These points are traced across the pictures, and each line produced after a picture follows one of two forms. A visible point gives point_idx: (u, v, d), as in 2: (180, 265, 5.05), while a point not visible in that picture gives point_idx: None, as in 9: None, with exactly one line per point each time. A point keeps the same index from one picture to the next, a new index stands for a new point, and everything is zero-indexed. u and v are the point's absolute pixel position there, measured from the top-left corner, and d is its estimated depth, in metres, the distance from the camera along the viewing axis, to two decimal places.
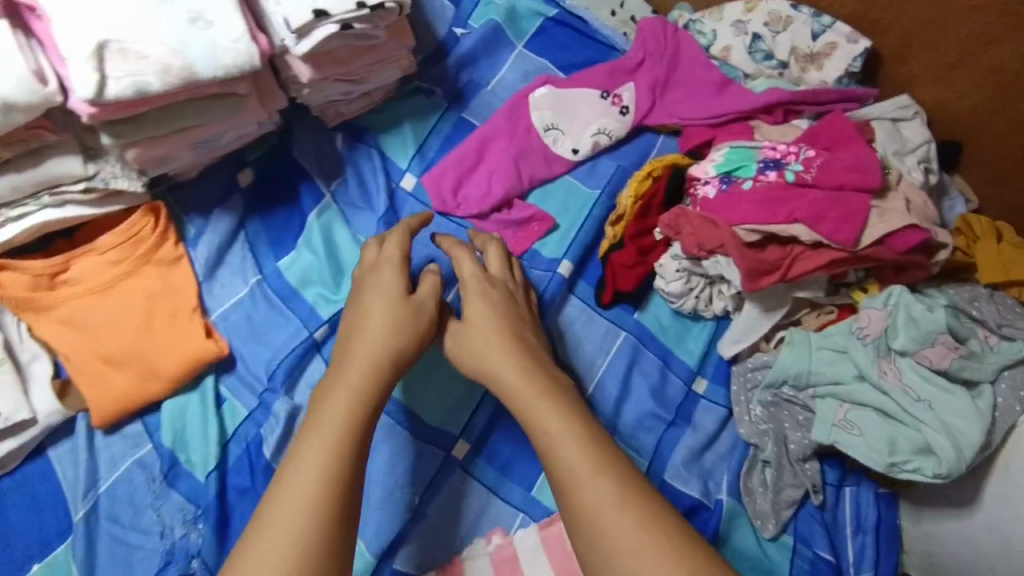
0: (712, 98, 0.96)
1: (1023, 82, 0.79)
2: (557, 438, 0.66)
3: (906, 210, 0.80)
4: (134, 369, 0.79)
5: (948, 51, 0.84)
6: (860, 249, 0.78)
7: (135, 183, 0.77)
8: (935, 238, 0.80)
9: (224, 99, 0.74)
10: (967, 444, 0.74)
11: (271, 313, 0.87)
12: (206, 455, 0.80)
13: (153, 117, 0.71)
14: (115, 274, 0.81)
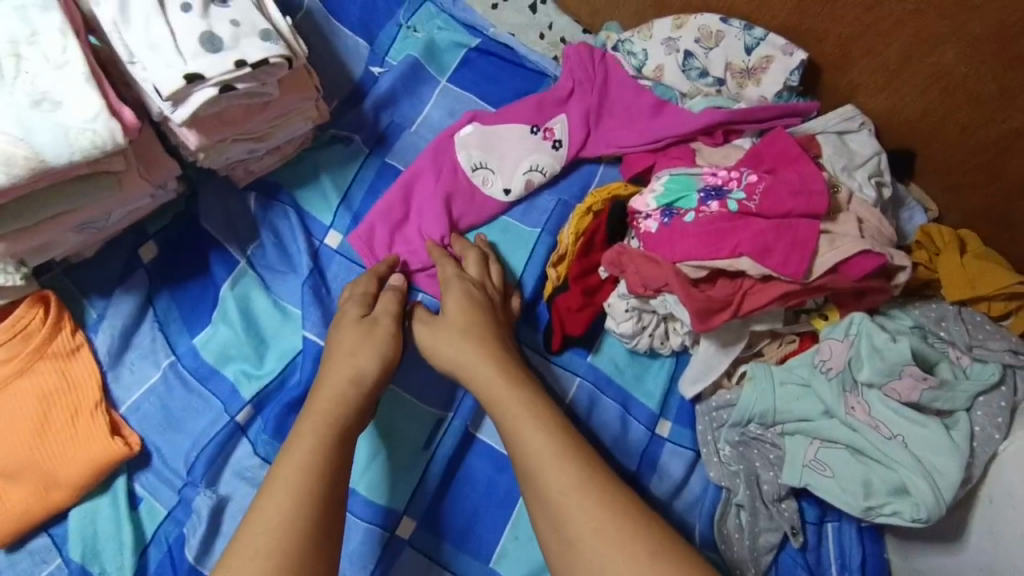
0: (648, 122, 0.89)
1: (968, 86, 0.74)
2: (518, 424, 0.67)
3: (859, 234, 0.74)
4: (31, 479, 0.72)
5: (889, 58, 0.78)
6: (812, 281, 0.72)
7: (14, 277, 0.70)
8: (892, 261, 0.74)
9: (96, 178, 0.66)
10: (946, 484, 0.68)
11: (189, 398, 0.79)
12: (122, 566, 0.72)
13: (17, 208, 0.64)
14: (3, 374, 0.73)
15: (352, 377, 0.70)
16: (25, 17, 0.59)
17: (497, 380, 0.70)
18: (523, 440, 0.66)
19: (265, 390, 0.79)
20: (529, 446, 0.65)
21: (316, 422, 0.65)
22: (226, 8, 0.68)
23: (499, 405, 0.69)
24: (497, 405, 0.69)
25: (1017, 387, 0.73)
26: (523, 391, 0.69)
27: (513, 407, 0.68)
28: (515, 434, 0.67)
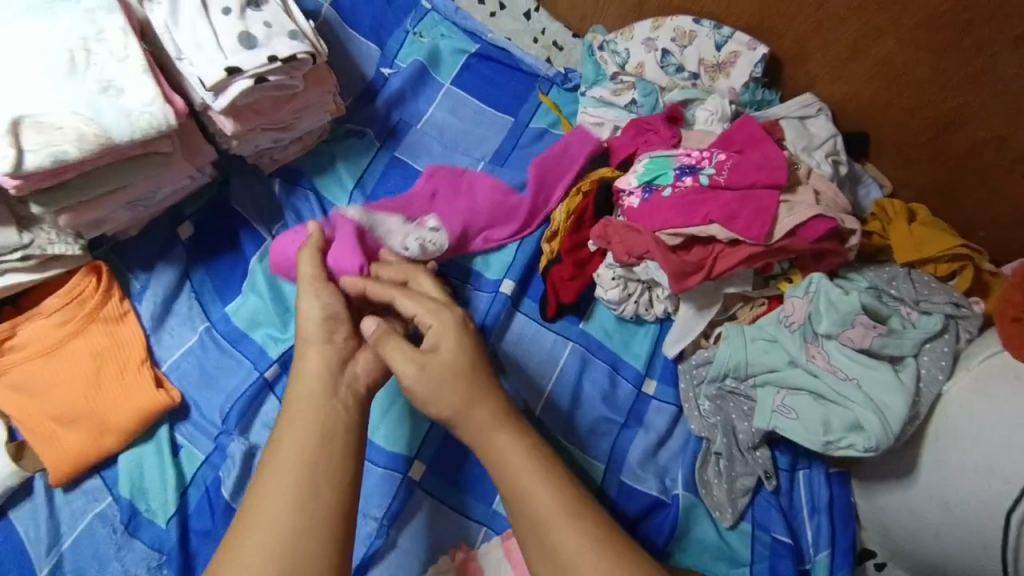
0: (501, 210, 0.99)
1: (911, 72, 0.83)
2: (518, 478, 0.64)
3: (815, 202, 0.84)
4: (86, 425, 0.80)
5: (840, 50, 0.88)
6: (774, 242, 0.81)
7: (73, 248, 0.80)
8: (844, 225, 0.84)
9: (148, 158, 0.76)
10: (894, 418, 0.77)
11: (222, 357, 0.89)
12: (165, 502, 0.82)
13: (81, 182, 0.74)
14: (61, 336, 0.82)
15: (336, 351, 0.71)
16: (92, 18, 0.68)
17: (484, 422, 0.67)
18: (525, 493, 0.64)
19: (290, 351, 0.89)
20: (533, 498, 0.63)
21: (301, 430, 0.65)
22: (259, 12, 0.78)
23: (489, 445, 0.66)
24: (498, 460, 0.66)
25: (959, 336, 0.82)
26: (518, 428, 0.67)
27: (504, 447, 0.66)
28: (517, 491, 0.64)
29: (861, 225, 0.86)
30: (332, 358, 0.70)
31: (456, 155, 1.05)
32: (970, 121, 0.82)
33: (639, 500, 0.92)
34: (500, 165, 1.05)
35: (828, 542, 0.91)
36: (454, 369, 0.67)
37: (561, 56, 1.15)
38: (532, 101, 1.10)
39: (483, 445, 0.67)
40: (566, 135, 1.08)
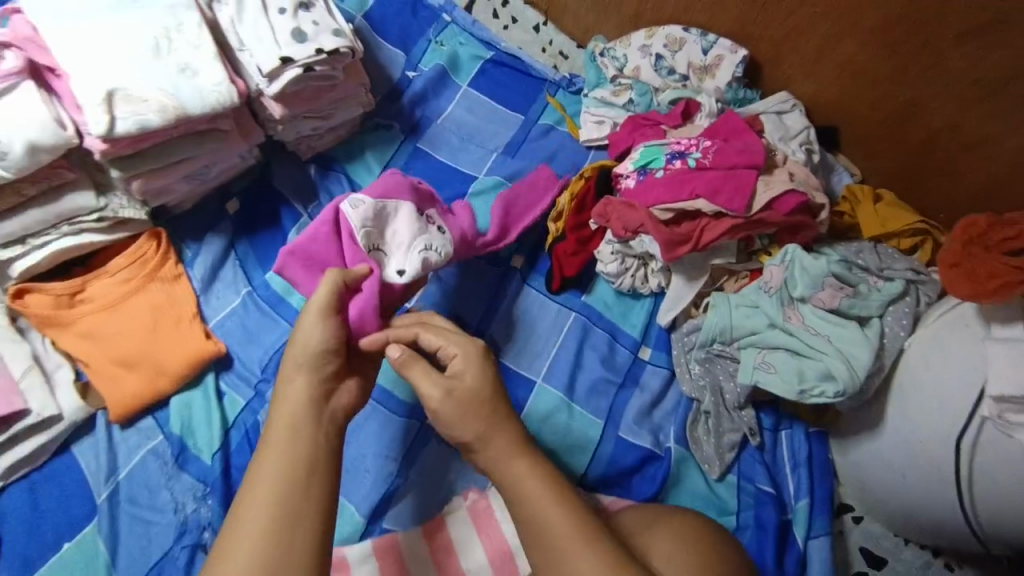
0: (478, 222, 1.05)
1: (868, 71, 0.96)
2: (535, 507, 0.71)
3: (789, 180, 0.95)
4: (144, 368, 0.91)
5: (807, 51, 1.01)
6: (752, 215, 0.93)
7: (140, 212, 0.90)
8: (814, 200, 0.95)
9: (211, 134, 0.89)
10: (859, 366, 0.87)
11: (263, 319, 0.99)
12: (211, 439, 0.92)
13: (154, 150, 0.85)
14: (125, 291, 0.93)
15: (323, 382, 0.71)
16: (172, 12, 0.80)
17: (503, 448, 0.74)
18: (541, 518, 0.71)
19: None
20: (548, 525, 0.70)
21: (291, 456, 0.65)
22: (308, 12, 0.90)
23: (508, 471, 0.74)
24: (517, 490, 0.73)
25: (919, 299, 0.92)
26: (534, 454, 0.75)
27: (521, 474, 0.73)
28: (535, 519, 0.71)
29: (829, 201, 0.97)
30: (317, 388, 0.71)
31: (472, 146, 1.18)
32: (925, 111, 0.94)
33: (634, 452, 1.02)
34: (511, 155, 1.18)
35: (807, 491, 1.00)
36: (475, 402, 0.76)
37: (566, 64, 1.29)
38: (540, 102, 1.23)
39: (503, 474, 0.74)
40: (570, 131, 1.21)
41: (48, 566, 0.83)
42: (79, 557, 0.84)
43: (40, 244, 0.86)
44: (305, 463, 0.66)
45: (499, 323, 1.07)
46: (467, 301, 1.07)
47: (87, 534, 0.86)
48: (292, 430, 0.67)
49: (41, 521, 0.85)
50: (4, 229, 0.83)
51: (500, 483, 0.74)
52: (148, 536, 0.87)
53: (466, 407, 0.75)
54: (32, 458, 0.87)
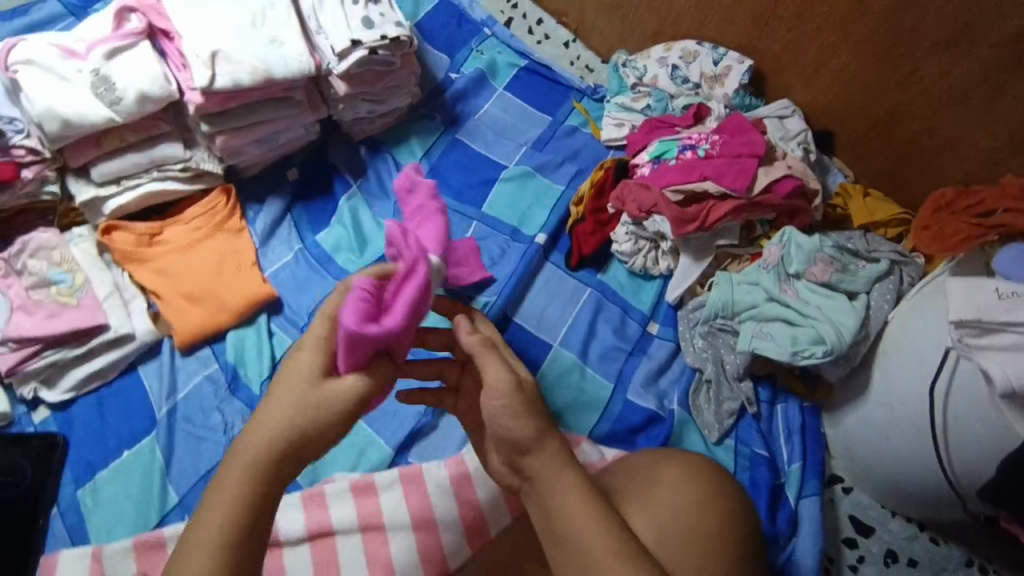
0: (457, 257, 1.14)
1: (860, 78, 1.11)
2: (580, 528, 0.63)
3: (787, 168, 1.09)
4: (208, 303, 1.02)
5: (808, 59, 1.16)
6: (754, 196, 1.06)
7: (217, 166, 1.04)
8: (808, 185, 1.09)
9: (287, 102, 1.03)
10: (846, 330, 0.98)
11: (312, 271, 1.11)
12: (261, 370, 1.01)
13: (238, 111, 0.99)
14: (196, 237, 1.05)
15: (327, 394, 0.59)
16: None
17: (554, 455, 0.65)
18: (585, 540, 0.62)
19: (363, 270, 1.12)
20: (594, 552, 0.62)
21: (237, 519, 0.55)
22: (377, 5, 1.06)
23: (554, 481, 0.65)
24: (557, 510, 0.64)
25: (903, 278, 1.03)
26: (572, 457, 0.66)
27: (567, 490, 0.64)
28: (577, 541, 0.63)
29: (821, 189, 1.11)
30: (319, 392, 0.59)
31: (504, 140, 1.31)
32: (908, 114, 1.10)
33: (639, 412, 1.10)
34: (538, 149, 1.32)
35: (799, 456, 1.08)
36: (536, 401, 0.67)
37: (591, 76, 1.43)
38: (567, 106, 1.37)
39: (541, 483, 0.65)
40: (592, 132, 1.35)
41: (108, 469, 0.93)
42: (137, 464, 0.93)
43: (131, 187, 1.00)
44: (248, 532, 0.55)
45: (521, 290, 1.17)
46: (491, 273, 1.17)
47: (145, 444, 0.95)
48: (241, 493, 0.55)
49: (106, 430, 0.95)
50: (103, 170, 0.96)
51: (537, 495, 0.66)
52: (199, 451, 0.95)
53: (532, 402, 0.66)
54: (102, 375, 0.97)
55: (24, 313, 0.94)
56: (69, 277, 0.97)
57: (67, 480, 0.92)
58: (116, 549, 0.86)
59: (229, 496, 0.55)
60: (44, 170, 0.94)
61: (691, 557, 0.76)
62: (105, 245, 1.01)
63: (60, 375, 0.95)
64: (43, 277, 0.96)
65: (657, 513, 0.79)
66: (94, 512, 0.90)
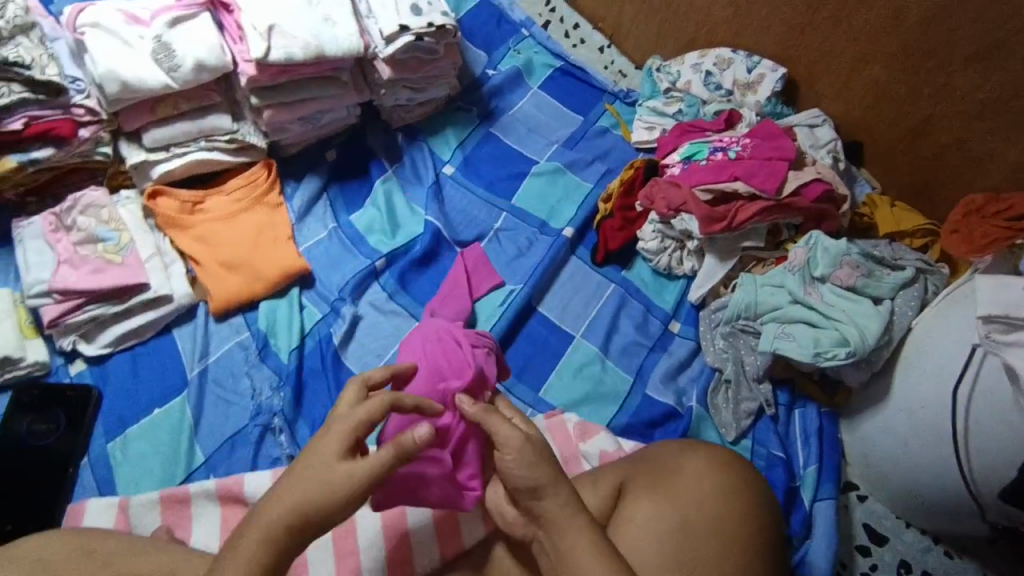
0: (463, 283, 1.11)
1: (892, 88, 1.15)
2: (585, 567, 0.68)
3: (816, 172, 1.12)
4: (244, 272, 1.05)
5: (840, 70, 1.20)
6: (783, 198, 1.09)
7: (261, 140, 1.11)
8: (837, 191, 1.11)
9: (334, 81, 1.11)
10: (869, 332, 0.99)
11: (345, 248, 1.13)
12: (290, 340, 1.03)
13: (288, 86, 1.06)
14: (237, 207, 1.09)
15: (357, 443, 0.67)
16: None
17: (567, 501, 0.71)
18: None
19: (395, 251, 1.14)
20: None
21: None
22: None
23: (564, 528, 0.70)
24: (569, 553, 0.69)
25: (927, 287, 1.05)
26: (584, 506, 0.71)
27: (577, 537, 0.69)
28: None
29: (850, 196, 1.13)
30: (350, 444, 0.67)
31: (537, 136, 1.33)
32: (939, 127, 1.13)
33: (658, 406, 1.09)
34: (569, 147, 1.34)
35: (816, 459, 1.07)
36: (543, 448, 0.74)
37: (625, 81, 1.46)
38: (599, 108, 1.40)
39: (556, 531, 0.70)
40: (623, 134, 1.37)
41: (138, 425, 0.95)
42: (166, 421, 0.95)
43: (179, 154, 1.07)
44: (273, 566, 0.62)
45: (547, 281, 1.17)
46: (515, 263, 1.18)
47: (176, 403, 0.97)
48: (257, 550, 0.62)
49: (139, 388, 0.98)
50: (154, 136, 1.04)
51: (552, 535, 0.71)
52: (227, 414, 0.97)
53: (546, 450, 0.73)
54: (139, 333, 1.01)
55: (70, 267, 0.98)
56: (115, 235, 1.01)
57: (98, 432, 0.94)
58: (142, 502, 0.87)
59: (249, 551, 0.62)
60: (100, 131, 1.02)
61: (713, 545, 0.79)
62: (150, 210, 1.06)
63: (98, 331, 0.99)
64: (91, 234, 1.00)
65: (679, 502, 0.81)
66: (123, 465, 0.92)
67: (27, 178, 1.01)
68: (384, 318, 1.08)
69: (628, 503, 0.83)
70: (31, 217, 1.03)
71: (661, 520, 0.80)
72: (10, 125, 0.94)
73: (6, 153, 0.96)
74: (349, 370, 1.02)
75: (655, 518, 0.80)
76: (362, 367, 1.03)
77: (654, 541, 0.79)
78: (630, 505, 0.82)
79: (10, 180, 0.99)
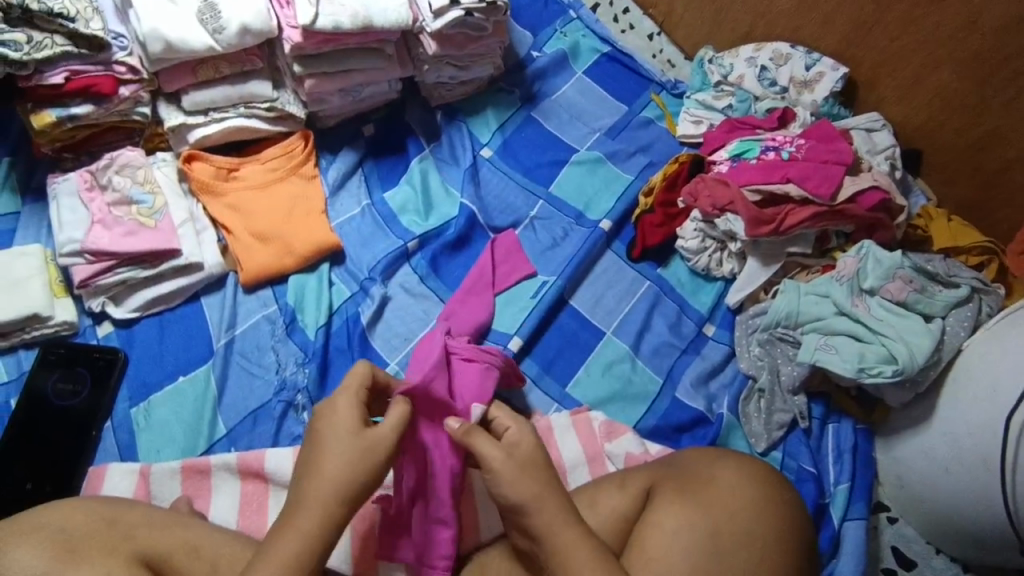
0: (489, 283, 1.08)
1: (960, 97, 1.11)
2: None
3: (873, 179, 1.08)
4: (276, 245, 1.03)
5: (906, 75, 1.15)
6: (836, 204, 1.06)
7: (300, 110, 1.09)
8: (894, 201, 1.07)
9: (379, 54, 1.09)
10: (919, 351, 0.95)
11: (377, 227, 1.11)
12: (318, 317, 1.01)
13: (331, 56, 1.05)
14: (271, 177, 1.07)
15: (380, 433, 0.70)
16: None
17: (556, 512, 0.71)
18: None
19: (428, 233, 1.11)
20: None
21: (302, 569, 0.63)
22: None
23: (554, 542, 0.70)
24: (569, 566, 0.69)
25: (981, 308, 1.00)
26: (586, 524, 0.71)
27: (565, 544, 0.70)
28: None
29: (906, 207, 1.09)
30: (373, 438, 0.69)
31: (578, 123, 1.29)
32: (1008, 141, 1.09)
33: (687, 412, 1.05)
34: (611, 137, 1.29)
35: (848, 477, 1.02)
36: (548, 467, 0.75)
37: (673, 71, 1.41)
38: (645, 98, 1.34)
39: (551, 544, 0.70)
40: (668, 126, 1.32)
41: (163, 392, 0.94)
42: (191, 389, 0.94)
43: (217, 119, 1.05)
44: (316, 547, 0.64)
45: (581, 274, 1.13)
46: (549, 254, 1.14)
47: (201, 372, 0.96)
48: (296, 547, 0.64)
49: (165, 354, 0.97)
50: (195, 99, 1.02)
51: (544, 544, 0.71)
52: (251, 387, 0.96)
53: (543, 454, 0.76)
54: (168, 299, 1.00)
55: (103, 227, 0.96)
56: (150, 198, 1.00)
57: (122, 396, 0.93)
58: (163, 470, 0.86)
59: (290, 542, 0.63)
60: (139, 91, 1.00)
61: (744, 558, 0.76)
62: (185, 174, 1.04)
63: (127, 295, 0.98)
64: (126, 195, 0.99)
65: (711, 512, 0.78)
66: (146, 431, 0.91)
67: (64, 134, 1.00)
68: (413, 301, 1.06)
69: (656, 509, 0.80)
70: (66, 173, 1.02)
71: (689, 531, 0.77)
72: (50, 79, 0.93)
73: (45, 107, 0.96)
74: (377, 352, 1.01)
75: (683, 528, 0.78)
76: (388, 350, 1.01)
77: (681, 552, 0.76)
78: (659, 511, 0.79)
79: (47, 135, 0.98)
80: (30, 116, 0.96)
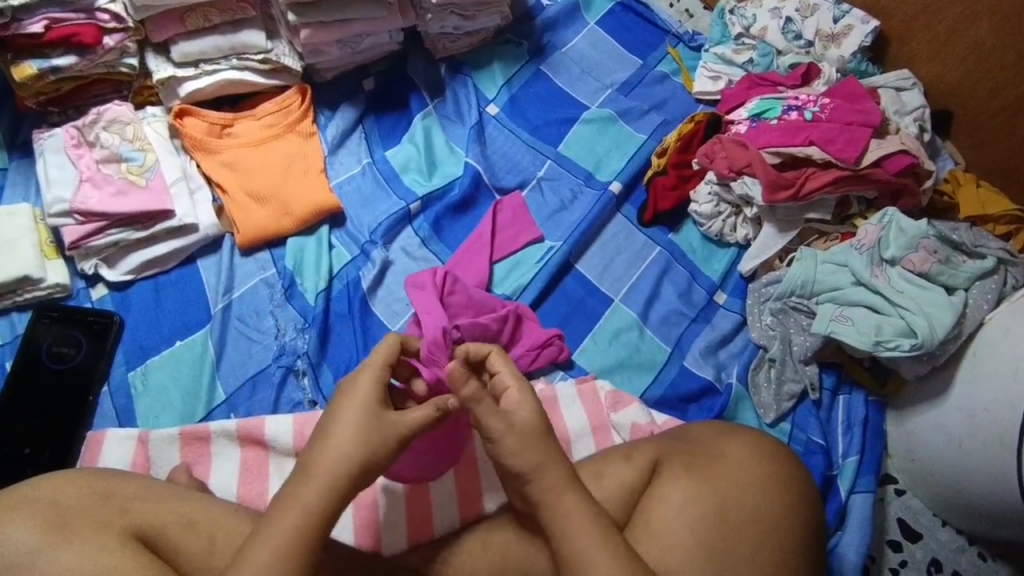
0: (487, 244, 1.04)
1: (997, 55, 1.05)
2: (577, 544, 0.65)
3: (901, 142, 1.02)
4: (272, 205, 0.99)
5: (939, 32, 1.10)
6: (860, 168, 1.01)
7: (296, 63, 1.04)
8: (921, 165, 1.02)
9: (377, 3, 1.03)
10: (940, 324, 0.91)
11: (377, 188, 1.06)
12: (317, 280, 0.98)
13: (326, 5, 1.00)
14: (267, 134, 1.02)
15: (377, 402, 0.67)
16: None
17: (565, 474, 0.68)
18: (584, 562, 0.64)
19: (431, 195, 1.07)
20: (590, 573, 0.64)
21: (281, 547, 0.59)
22: None
23: (555, 505, 0.67)
24: (561, 535, 0.66)
25: (1006, 280, 0.96)
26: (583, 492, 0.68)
27: (566, 510, 0.66)
28: (575, 562, 0.65)
29: (934, 172, 1.04)
30: (369, 408, 0.67)
31: (589, 78, 1.22)
32: None
33: (694, 380, 1.02)
34: (624, 94, 1.22)
35: (858, 451, 0.99)
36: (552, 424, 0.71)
37: (691, 22, 1.33)
38: (661, 51, 1.27)
39: (545, 508, 0.67)
40: (684, 82, 1.25)
41: (160, 355, 0.92)
42: (188, 354, 0.92)
43: (209, 71, 1.01)
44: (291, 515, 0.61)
45: (590, 237, 1.09)
46: (556, 216, 1.10)
47: (199, 337, 0.94)
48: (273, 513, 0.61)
49: (161, 319, 0.94)
50: (183, 50, 0.98)
51: (546, 515, 0.67)
52: (249, 352, 0.94)
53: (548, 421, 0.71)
54: (163, 261, 0.97)
55: (92, 186, 0.93)
56: (140, 156, 0.96)
57: (118, 360, 0.91)
58: (162, 436, 0.85)
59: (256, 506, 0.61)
60: (125, 41, 0.95)
61: (749, 538, 0.75)
62: (176, 130, 1.00)
63: (120, 257, 0.95)
64: (115, 152, 0.96)
65: (718, 487, 0.77)
66: (143, 396, 0.90)
67: (48, 87, 0.95)
68: (414, 265, 1.02)
69: (663, 482, 0.78)
70: (52, 128, 0.98)
71: (695, 505, 0.76)
72: (29, 28, 0.89)
73: (26, 58, 0.91)
74: (378, 319, 0.97)
75: (690, 503, 0.76)
76: (390, 316, 0.98)
77: (687, 527, 0.75)
78: (666, 484, 0.78)
79: (30, 87, 0.94)
80: (10, 68, 0.91)
